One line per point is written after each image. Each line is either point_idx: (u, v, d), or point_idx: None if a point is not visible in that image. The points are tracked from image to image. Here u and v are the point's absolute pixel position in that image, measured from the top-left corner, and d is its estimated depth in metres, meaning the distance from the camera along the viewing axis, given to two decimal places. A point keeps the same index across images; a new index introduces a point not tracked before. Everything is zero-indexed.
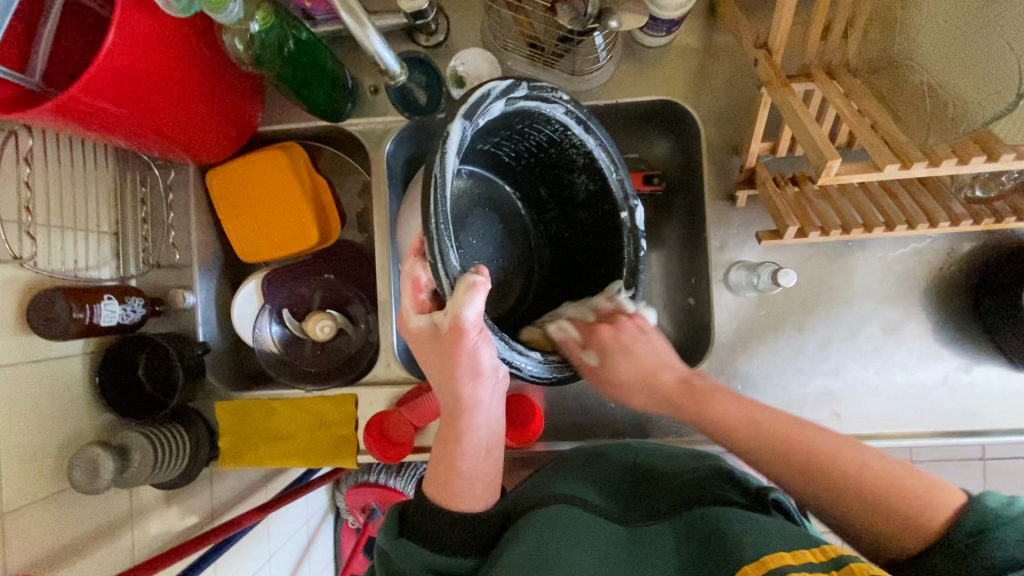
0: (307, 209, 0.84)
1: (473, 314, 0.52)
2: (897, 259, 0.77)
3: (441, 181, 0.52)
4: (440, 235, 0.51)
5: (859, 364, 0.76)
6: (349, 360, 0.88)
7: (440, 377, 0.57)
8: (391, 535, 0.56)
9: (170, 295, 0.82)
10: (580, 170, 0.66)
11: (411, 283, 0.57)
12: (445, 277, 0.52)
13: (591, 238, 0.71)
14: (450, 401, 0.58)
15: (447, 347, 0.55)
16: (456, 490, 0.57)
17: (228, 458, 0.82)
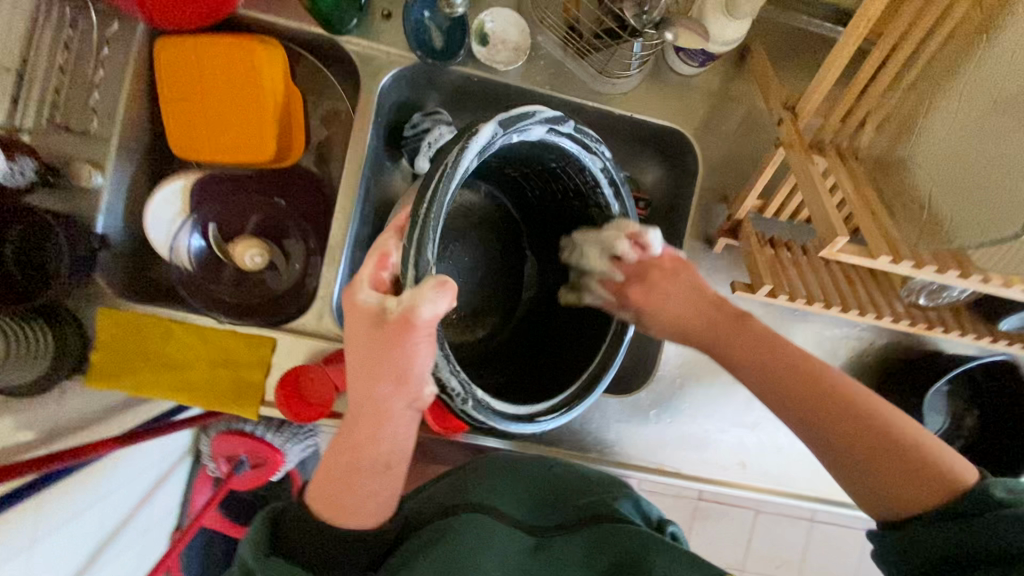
0: (271, 120, 0.72)
1: (429, 315, 0.45)
2: (829, 338, 0.83)
3: (451, 171, 0.50)
4: (430, 221, 0.49)
5: (773, 424, 0.82)
6: (273, 300, 0.78)
7: (363, 373, 0.47)
8: (262, 551, 0.46)
9: (73, 167, 0.67)
10: (585, 230, 0.64)
11: (376, 258, 0.49)
12: (413, 267, 0.48)
13: (581, 307, 0.66)
14: (359, 402, 0.47)
15: (381, 339, 0.46)
16: (348, 507, 0.48)
17: (95, 375, 0.69)
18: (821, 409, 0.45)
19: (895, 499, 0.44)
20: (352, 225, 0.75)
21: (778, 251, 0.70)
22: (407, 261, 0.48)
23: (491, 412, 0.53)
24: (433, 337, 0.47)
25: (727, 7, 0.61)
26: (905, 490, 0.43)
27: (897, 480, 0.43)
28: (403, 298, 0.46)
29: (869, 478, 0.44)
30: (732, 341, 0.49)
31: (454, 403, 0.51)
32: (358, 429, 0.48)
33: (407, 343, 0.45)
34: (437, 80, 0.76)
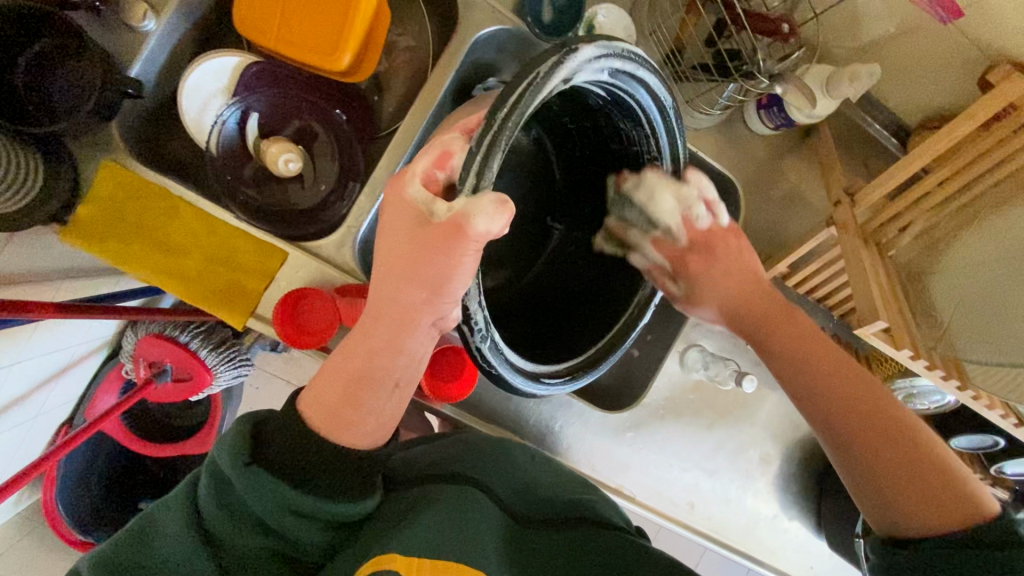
0: (356, 30, 0.67)
1: (482, 228, 0.43)
2: (800, 411, 0.88)
3: (542, 82, 0.44)
4: (506, 128, 0.43)
5: (730, 476, 0.86)
6: (292, 213, 0.72)
7: (402, 278, 0.48)
8: (239, 458, 0.43)
9: (127, 0, 0.60)
10: (648, 216, 0.63)
11: (437, 156, 0.46)
12: (473, 170, 0.43)
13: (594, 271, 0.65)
14: (387, 301, 0.49)
15: (428, 235, 0.45)
16: (357, 409, 0.48)
17: (78, 230, 0.61)
18: (877, 436, 0.51)
19: (908, 515, 0.48)
20: (402, 165, 0.72)
21: None
22: (466, 170, 0.43)
23: (510, 367, 0.51)
24: (479, 257, 0.46)
25: (829, 85, 0.66)
26: (917, 505, 0.48)
27: (923, 502, 0.48)
28: (456, 203, 0.43)
29: (909, 499, 0.49)
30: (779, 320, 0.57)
31: (473, 341, 0.48)
32: (380, 325, 0.50)
33: (453, 249, 0.44)
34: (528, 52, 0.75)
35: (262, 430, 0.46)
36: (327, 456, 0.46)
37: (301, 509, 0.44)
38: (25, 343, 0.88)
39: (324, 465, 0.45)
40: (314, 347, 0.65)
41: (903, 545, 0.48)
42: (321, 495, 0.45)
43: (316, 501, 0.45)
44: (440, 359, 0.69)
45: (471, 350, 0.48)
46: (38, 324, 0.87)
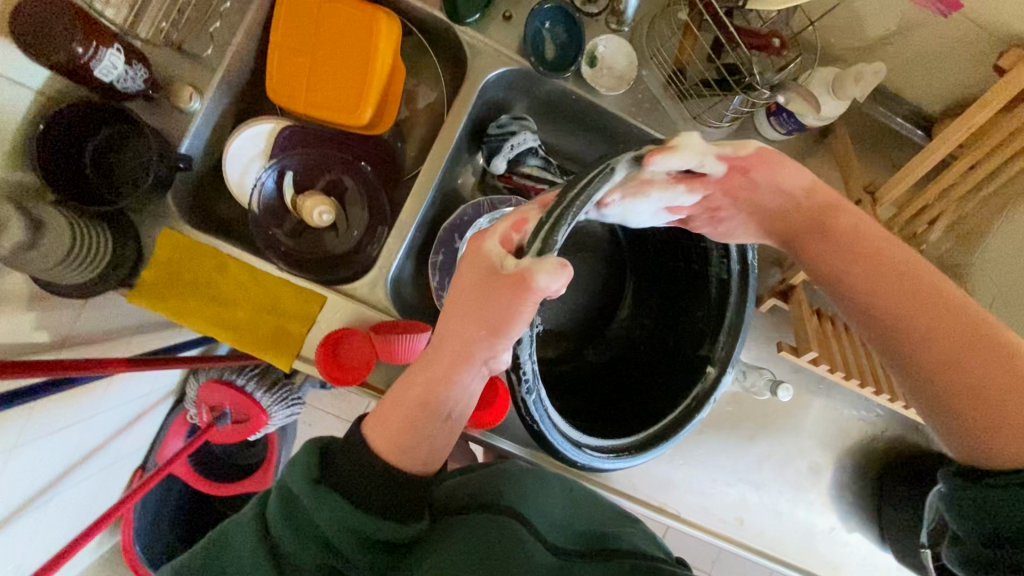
0: (373, 86, 0.73)
1: (546, 288, 0.44)
2: (846, 416, 0.85)
3: (611, 168, 0.45)
4: (573, 205, 0.44)
5: (778, 488, 0.83)
6: (328, 259, 0.78)
7: (464, 317, 0.50)
8: (310, 480, 0.49)
9: (174, 86, 0.67)
10: (704, 307, 0.65)
11: (516, 220, 0.48)
12: (542, 238, 0.44)
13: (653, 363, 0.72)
14: (449, 338, 0.51)
15: (492, 290, 0.47)
16: (411, 439, 0.52)
17: (142, 293, 0.68)
18: (952, 347, 0.46)
19: (991, 447, 0.44)
20: (425, 205, 0.77)
21: (822, 322, 0.74)
22: (534, 235, 0.45)
23: (553, 428, 0.56)
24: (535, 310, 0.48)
25: (834, 87, 0.66)
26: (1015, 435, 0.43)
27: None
28: (524, 261, 0.45)
29: (988, 422, 0.44)
30: (855, 252, 0.52)
31: (519, 391, 0.52)
32: (438, 365, 0.52)
33: (514, 305, 0.46)
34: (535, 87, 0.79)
35: (331, 456, 0.51)
36: (391, 475, 0.50)
37: (363, 525, 0.48)
38: (101, 396, 0.97)
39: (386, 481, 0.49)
40: (354, 383, 0.70)
41: (975, 475, 0.45)
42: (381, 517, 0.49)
43: (377, 521, 0.48)
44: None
45: (518, 400, 0.52)
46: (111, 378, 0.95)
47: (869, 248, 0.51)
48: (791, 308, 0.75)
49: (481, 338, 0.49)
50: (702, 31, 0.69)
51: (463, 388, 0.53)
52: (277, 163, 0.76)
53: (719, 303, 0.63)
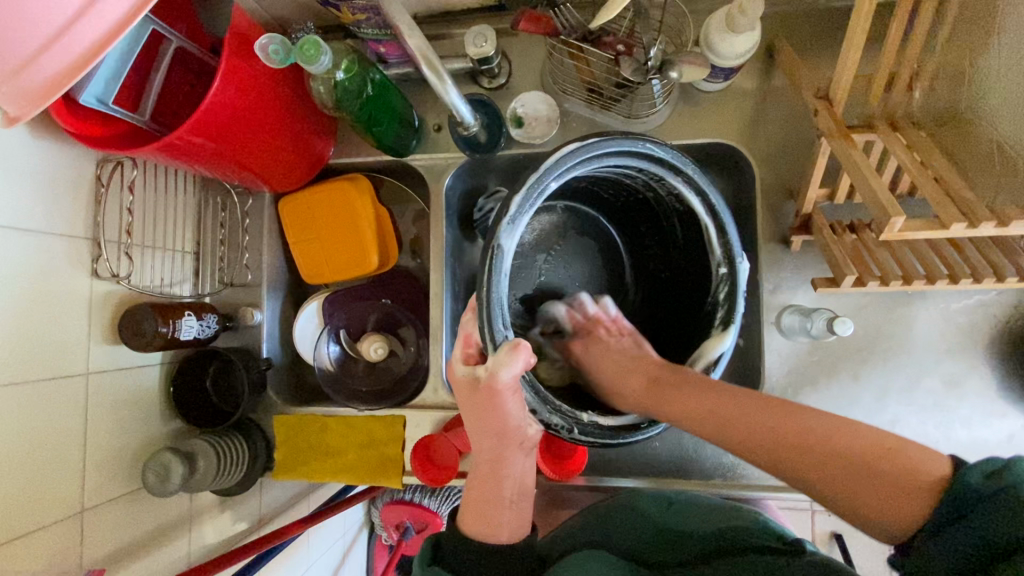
0: (369, 237, 0.88)
1: (509, 377, 0.55)
2: (961, 311, 0.74)
3: (501, 250, 0.56)
4: (492, 299, 0.56)
5: (919, 419, 0.74)
6: (398, 381, 0.91)
7: (475, 432, 0.60)
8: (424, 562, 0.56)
9: (240, 312, 0.88)
10: (676, 215, 0.68)
11: (462, 340, 0.61)
12: (490, 340, 0.57)
13: (683, 287, 0.73)
14: (477, 450, 0.61)
15: (481, 401, 0.58)
16: (489, 522, 0.58)
17: (281, 469, 0.86)
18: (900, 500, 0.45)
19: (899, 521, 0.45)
20: (446, 305, 0.86)
21: (861, 235, 0.67)
22: (484, 340, 0.57)
23: (597, 430, 0.61)
24: (520, 393, 0.57)
25: (728, 26, 0.64)
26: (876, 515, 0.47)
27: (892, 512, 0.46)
28: (486, 369, 0.56)
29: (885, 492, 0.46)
30: (790, 435, 0.52)
31: (565, 435, 0.60)
32: (483, 468, 0.61)
33: (496, 402, 0.57)
34: (491, 165, 0.86)
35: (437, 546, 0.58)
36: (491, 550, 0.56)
37: None
38: (307, 550, 1.18)
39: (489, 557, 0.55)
40: (454, 478, 0.79)
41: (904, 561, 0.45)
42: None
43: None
44: (547, 443, 0.77)
45: (566, 438, 0.60)
46: (306, 534, 1.16)
47: (793, 426, 0.53)
48: (816, 237, 0.70)
49: (496, 442, 0.59)
50: (588, 54, 0.70)
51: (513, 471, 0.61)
52: (330, 328, 0.92)
53: (690, 213, 0.65)
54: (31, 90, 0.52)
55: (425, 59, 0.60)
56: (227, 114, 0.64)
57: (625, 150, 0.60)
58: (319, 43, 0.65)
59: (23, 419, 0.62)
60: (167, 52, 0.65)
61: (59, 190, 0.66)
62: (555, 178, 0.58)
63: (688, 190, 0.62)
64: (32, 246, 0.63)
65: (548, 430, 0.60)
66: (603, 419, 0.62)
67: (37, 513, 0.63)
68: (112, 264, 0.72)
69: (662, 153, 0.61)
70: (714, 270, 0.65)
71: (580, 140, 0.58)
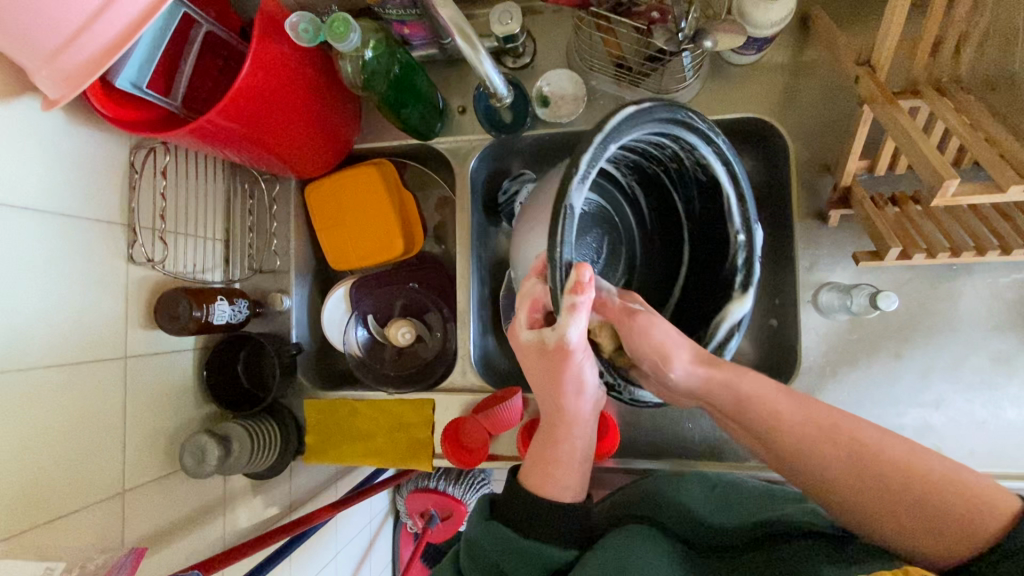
0: (394, 221, 0.87)
1: (576, 335, 0.53)
2: (1010, 285, 0.71)
3: (570, 211, 0.52)
4: (559, 257, 0.52)
5: (965, 398, 0.71)
6: (425, 365, 0.91)
7: (538, 386, 0.59)
8: (480, 519, 0.56)
9: (269, 298, 0.88)
10: (696, 186, 0.65)
11: (529, 304, 0.56)
12: (555, 289, 0.52)
13: (701, 251, 0.70)
14: (553, 411, 0.58)
15: (553, 363, 0.55)
16: (546, 483, 0.56)
17: (313, 453, 0.87)
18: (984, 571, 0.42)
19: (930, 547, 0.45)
20: (473, 290, 0.85)
21: (902, 208, 0.65)
22: (555, 303, 0.52)
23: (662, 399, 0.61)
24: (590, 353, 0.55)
25: None
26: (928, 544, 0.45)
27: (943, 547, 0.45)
28: (555, 332, 0.53)
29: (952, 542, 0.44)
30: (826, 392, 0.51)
31: (624, 396, 0.61)
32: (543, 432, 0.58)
33: (569, 365, 0.55)
34: (516, 146, 0.85)
35: (495, 503, 0.57)
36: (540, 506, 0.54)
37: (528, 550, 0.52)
38: (333, 535, 1.19)
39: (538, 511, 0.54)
40: (483, 461, 0.78)
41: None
42: (543, 541, 0.52)
43: (542, 547, 0.52)
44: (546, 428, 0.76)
45: (624, 400, 0.61)
46: (334, 520, 1.17)
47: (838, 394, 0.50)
48: (856, 210, 0.67)
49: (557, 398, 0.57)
50: (616, 25, 0.69)
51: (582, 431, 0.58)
52: (358, 313, 0.91)
53: (713, 185, 0.62)
54: (69, 73, 0.53)
55: (459, 31, 0.60)
56: (253, 97, 0.64)
57: (673, 122, 0.56)
58: (349, 20, 0.65)
59: (66, 399, 0.64)
60: (198, 35, 0.66)
61: (96, 177, 0.67)
62: (615, 143, 0.53)
63: (713, 159, 0.59)
64: (70, 231, 0.64)
65: (610, 388, 0.61)
66: None
67: (81, 492, 0.65)
68: (147, 249, 0.73)
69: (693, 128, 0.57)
70: (731, 238, 0.63)
71: (643, 101, 0.54)
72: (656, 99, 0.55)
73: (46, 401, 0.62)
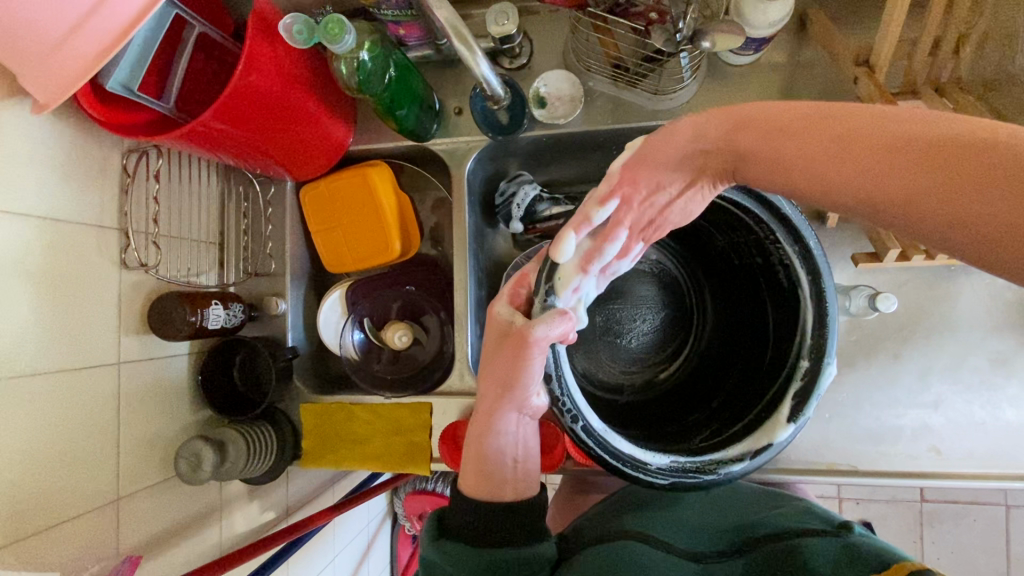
0: (390, 223, 0.87)
1: (542, 335, 0.51)
2: (1009, 286, 0.71)
3: None
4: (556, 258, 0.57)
5: (964, 398, 0.71)
6: (423, 368, 0.89)
7: (484, 376, 0.57)
8: (432, 540, 0.55)
9: (265, 302, 0.88)
10: (772, 291, 0.65)
11: (517, 280, 0.60)
12: (544, 290, 0.56)
13: (749, 359, 0.69)
14: (481, 405, 0.58)
15: (503, 352, 0.54)
16: (488, 481, 0.56)
17: (310, 457, 0.86)
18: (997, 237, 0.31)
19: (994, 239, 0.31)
20: (471, 292, 0.84)
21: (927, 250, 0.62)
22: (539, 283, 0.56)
23: (611, 453, 0.56)
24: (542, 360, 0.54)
25: None
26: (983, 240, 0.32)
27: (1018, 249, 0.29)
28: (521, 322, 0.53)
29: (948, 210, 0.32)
30: None
31: (564, 422, 0.56)
32: (475, 426, 0.58)
33: (520, 362, 0.53)
34: (514, 148, 0.84)
35: (443, 520, 0.56)
36: (484, 517, 0.53)
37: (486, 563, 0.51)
38: (331, 539, 1.18)
39: (485, 525, 0.53)
40: None
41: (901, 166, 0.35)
42: (497, 549, 0.52)
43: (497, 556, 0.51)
44: (536, 432, 0.76)
45: (565, 429, 0.56)
46: (331, 523, 1.17)
47: None
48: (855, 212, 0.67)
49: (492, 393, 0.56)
50: (613, 25, 0.68)
51: (510, 435, 0.58)
52: (354, 317, 0.91)
53: (792, 292, 0.61)
54: (60, 76, 0.53)
55: (454, 31, 0.60)
56: (246, 98, 0.63)
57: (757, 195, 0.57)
58: (344, 21, 0.64)
59: (58, 405, 0.63)
60: (191, 37, 0.65)
61: (87, 180, 0.66)
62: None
63: (801, 267, 0.59)
64: (61, 236, 0.63)
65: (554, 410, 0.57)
66: (619, 443, 0.57)
67: (76, 499, 0.64)
68: (140, 254, 0.72)
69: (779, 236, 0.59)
70: (794, 361, 0.60)
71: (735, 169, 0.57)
72: (757, 191, 0.58)
73: (38, 408, 0.61)
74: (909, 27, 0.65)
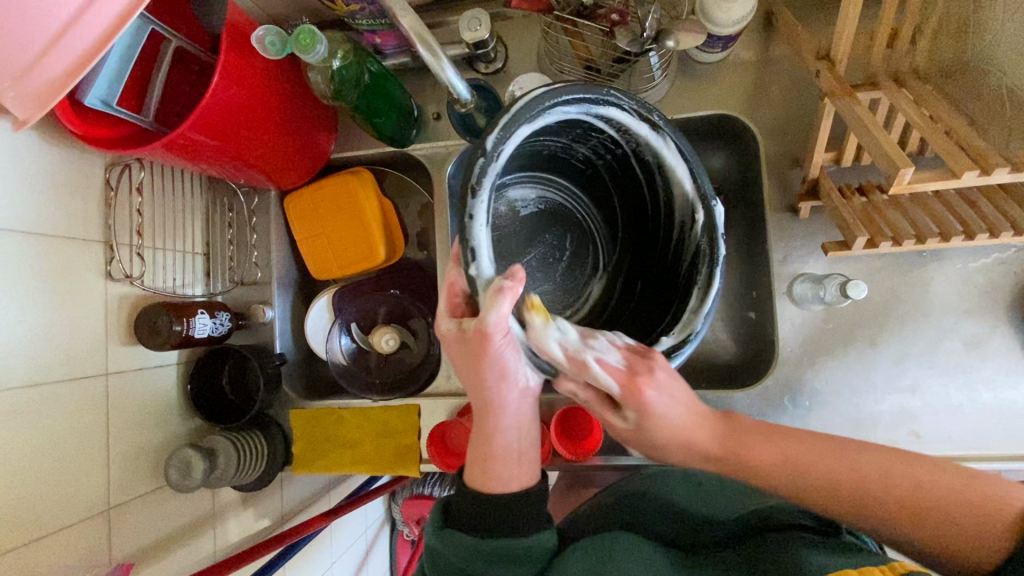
0: (375, 229, 0.88)
1: (497, 319, 0.49)
2: (980, 270, 0.72)
3: (478, 193, 0.52)
4: (468, 242, 0.52)
5: (940, 381, 0.72)
6: (411, 371, 0.91)
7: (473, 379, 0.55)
8: (437, 528, 0.54)
9: (252, 310, 0.89)
10: (656, 177, 0.64)
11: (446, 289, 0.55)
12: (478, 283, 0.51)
13: (655, 249, 0.69)
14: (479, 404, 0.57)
15: (476, 350, 0.52)
16: (494, 476, 0.56)
17: (302, 463, 0.87)
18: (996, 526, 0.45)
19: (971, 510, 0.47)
20: None
21: (869, 196, 0.67)
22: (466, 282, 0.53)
23: None
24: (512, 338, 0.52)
25: None
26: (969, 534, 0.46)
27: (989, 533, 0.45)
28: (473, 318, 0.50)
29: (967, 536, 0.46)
30: None
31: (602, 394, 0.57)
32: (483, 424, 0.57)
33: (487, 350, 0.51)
34: None
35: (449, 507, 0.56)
36: (492, 502, 0.54)
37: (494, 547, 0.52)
38: (329, 546, 1.19)
39: (495, 508, 0.54)
40: None
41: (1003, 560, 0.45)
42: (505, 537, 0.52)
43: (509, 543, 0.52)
44: None
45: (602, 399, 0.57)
46: (328, 530, 1.17)
47: None
48: (825, 202, 0.68)
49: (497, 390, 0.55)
50: (582, 28, 0.70)
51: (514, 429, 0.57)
52: (341, 321, 0.92)
53: (662, 169, 0.62)
54: (37, 92, 0.54)
55: (419, 38, 0.62)
56: (224, 109, 0.64)
57: (577, 105, 0.56)
58: (315, 32, 0.65)
59: (45, 420, 0.63)
60: (167, 51, 0.67)
61: (70, 195, 0.67)
62: (526, 124, 0.54)
63: (659, 142, 0.59)
64: (45, 251, 0.64)
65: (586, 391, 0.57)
66: None
67: (66, 510, 0.65)
68: (125, 265, 0.73)
69: (623, 110, 0.57)
70: (694, 227, 0.61)
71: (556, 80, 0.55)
72: (560, 85, 0.55)
73: (27, 421, 0.62)
74: (866, 22, 0.68)
